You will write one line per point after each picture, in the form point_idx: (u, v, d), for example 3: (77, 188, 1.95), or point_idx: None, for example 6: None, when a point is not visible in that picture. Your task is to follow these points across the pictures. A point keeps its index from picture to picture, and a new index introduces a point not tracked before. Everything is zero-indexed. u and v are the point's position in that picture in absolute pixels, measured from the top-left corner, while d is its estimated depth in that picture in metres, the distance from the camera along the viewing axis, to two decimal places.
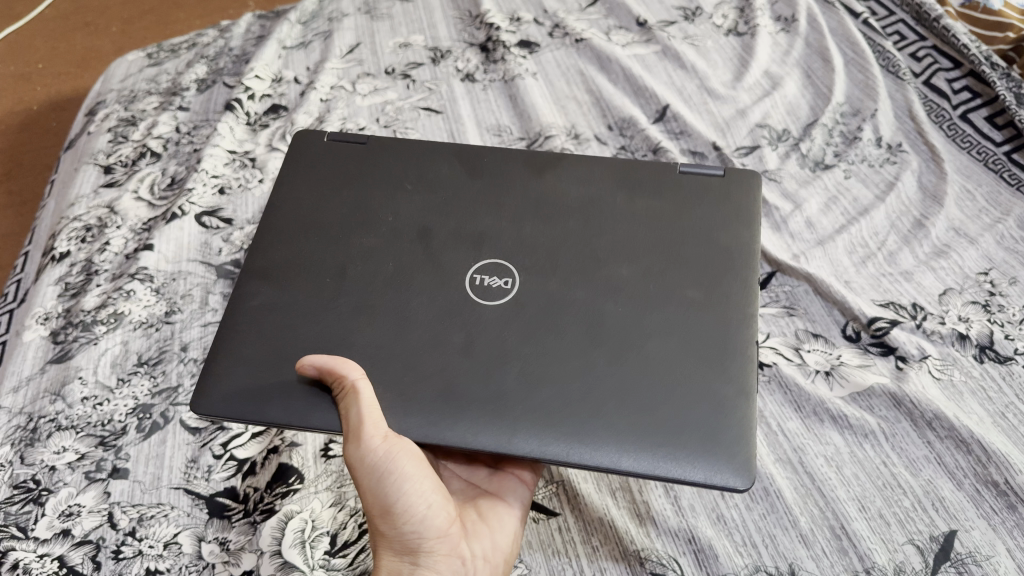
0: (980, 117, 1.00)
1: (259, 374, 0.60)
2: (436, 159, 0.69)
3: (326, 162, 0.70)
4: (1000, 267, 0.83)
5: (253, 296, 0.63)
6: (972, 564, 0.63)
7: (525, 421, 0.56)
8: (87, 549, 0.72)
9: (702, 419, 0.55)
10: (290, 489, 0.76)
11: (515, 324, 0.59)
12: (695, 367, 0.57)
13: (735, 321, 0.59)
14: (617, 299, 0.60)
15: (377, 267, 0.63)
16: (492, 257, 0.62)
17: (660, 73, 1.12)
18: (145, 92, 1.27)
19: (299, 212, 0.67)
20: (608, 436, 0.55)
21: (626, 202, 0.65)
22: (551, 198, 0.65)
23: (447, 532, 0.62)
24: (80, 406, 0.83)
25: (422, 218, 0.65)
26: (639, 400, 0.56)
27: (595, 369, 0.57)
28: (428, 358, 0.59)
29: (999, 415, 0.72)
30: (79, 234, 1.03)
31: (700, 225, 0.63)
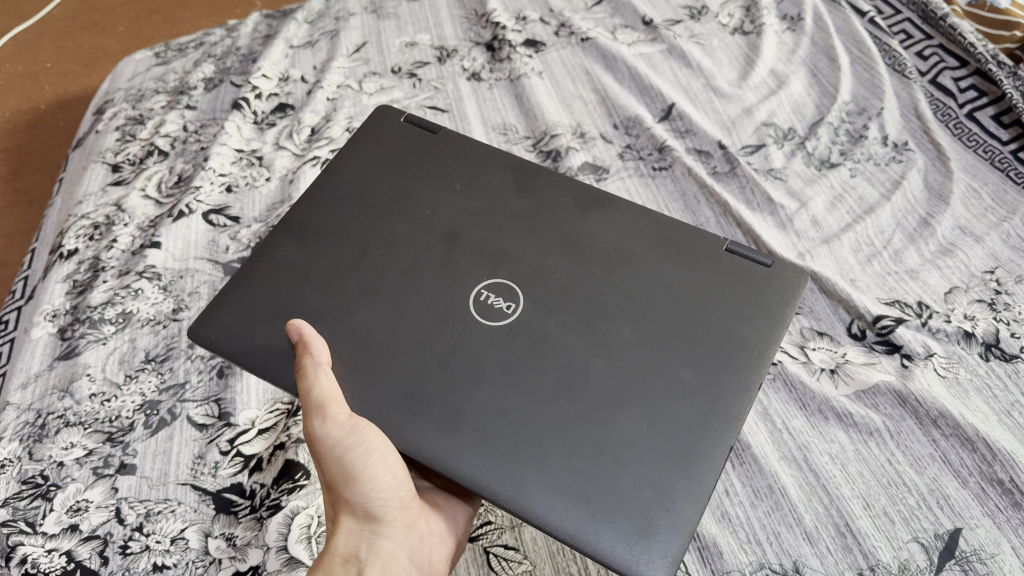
0: (986, 116, 1.00)
1: (256, 325, 0.62)
2: (492, 169, 0.68)
3: (393, 140, 0.71)
4: (1006, 266, 0.83)
5: (278, 249, 0.65)
6: (976, 562, 0.63)
7: (480, 446, 0.55)
8: (94, 544, 0.73)
9: (642, 508, 0.52)
10: (296, 485, 0.76)
11: (503, 350, 0.58)
12: (661, 458, 0.53)
13: (718, 421, 0.54)
14: (609, 355, 0.57)
15: (395, 258, 0.63)
16: (507, 276, 0.61)
17: (666, 71, 1.12)
18: (153, 91, 1.27)
19: (348, 179, 0.68)
20: (546, 493, 0.53)
21: (655, 255, 0.61)
22: (580, 231, 0.63)
23: (404, 508, 0.66)
24: (88, 403, 0.83)
25: (455, 222, 0.64)
26: (592, 469, 0.53)
27: (567, 415, 0.55)
28: (407, 362, 0.58)
29: (1004, 413, 0.72)
30: (88, 232, 1.04)
31: (718, 305, 0.59)
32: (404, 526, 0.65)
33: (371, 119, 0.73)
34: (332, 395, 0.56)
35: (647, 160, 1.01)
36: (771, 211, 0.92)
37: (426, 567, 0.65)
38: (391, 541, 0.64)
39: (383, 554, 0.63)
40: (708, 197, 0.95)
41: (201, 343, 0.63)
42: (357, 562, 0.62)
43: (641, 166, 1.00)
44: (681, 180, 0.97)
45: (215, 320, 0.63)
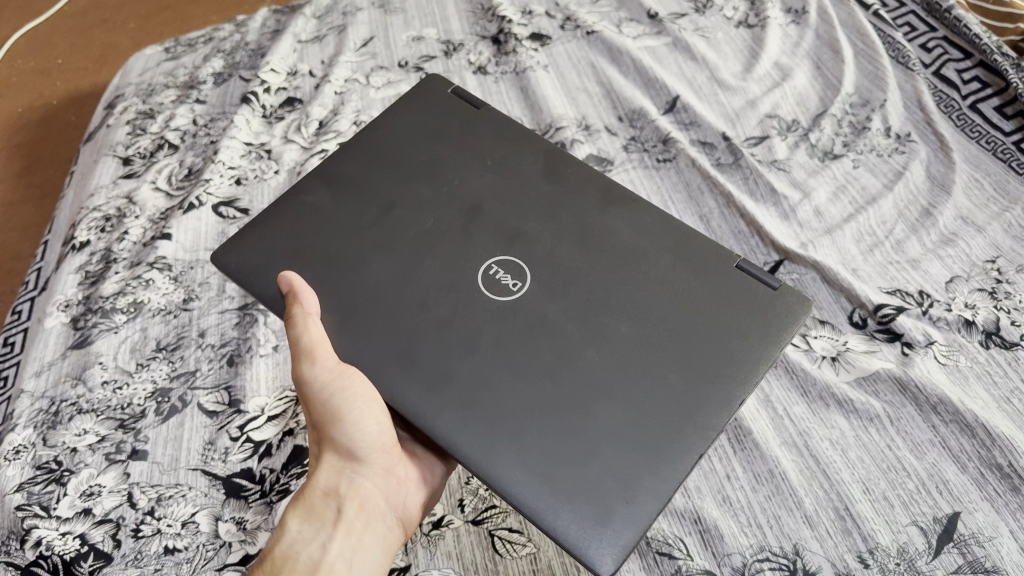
0: (990, 106, 1.00)
1: (276, 261, 0.67)
2: (524, 155, 0.71)
3: (439, 113, 0.75)
4: (1007, 255, 0.84)
5: (310, 194, 0.70)
6: (974, 545, 0.63)
7: (465, 407, 0.58)
8: (107, 528, 0.74)
9: (604, 493, 0.54)
10: (304, 470, 0.78)
11: (504, 322, 0.61)
12: (634, 451, 0.55)
13: (695, 426, 0.56)
14: (605, 344, 0.59)
15: (416, 222, 0.67)
16: (518, 256, 0.64)
17: (671, 64, 1.12)
18: (164, 85, 1.29)
19: (388, 140, 0.73)
20: (517, 460, 0.55)
21: (664, 257, 0.64)
22: (595, 225, 0.66)
23: (386, 453, 0.70)
24: (101, 390, 0.85)
25: (480, 199, 0.68)
26: (566, 448, 0.55)
27: (555, 392, 0.58)
28: (407, 322, 0.62)
29: (1004, 399, 0.72)
30: (99, 224, 1.05)
31: (715, 315, 0.60)
32: (383, 470, 0.70)
33: (424, 87, 0.77)
34: (319, 342, 0.61)
35: (652, 152, 1.02)
36: (774, 202, 0.92)
37: (401, 510, 0.69)
38: (370, 482, 0.69)
39: (361, 493, 0.68)
40: (712, 188, 0.95)
41: (222, 269, 0.68)
42: (336, 497, 0.67)
43: (646, 158, 1.01)
44: (685, 172, 0.98)
45: (242, 248, 0.68)
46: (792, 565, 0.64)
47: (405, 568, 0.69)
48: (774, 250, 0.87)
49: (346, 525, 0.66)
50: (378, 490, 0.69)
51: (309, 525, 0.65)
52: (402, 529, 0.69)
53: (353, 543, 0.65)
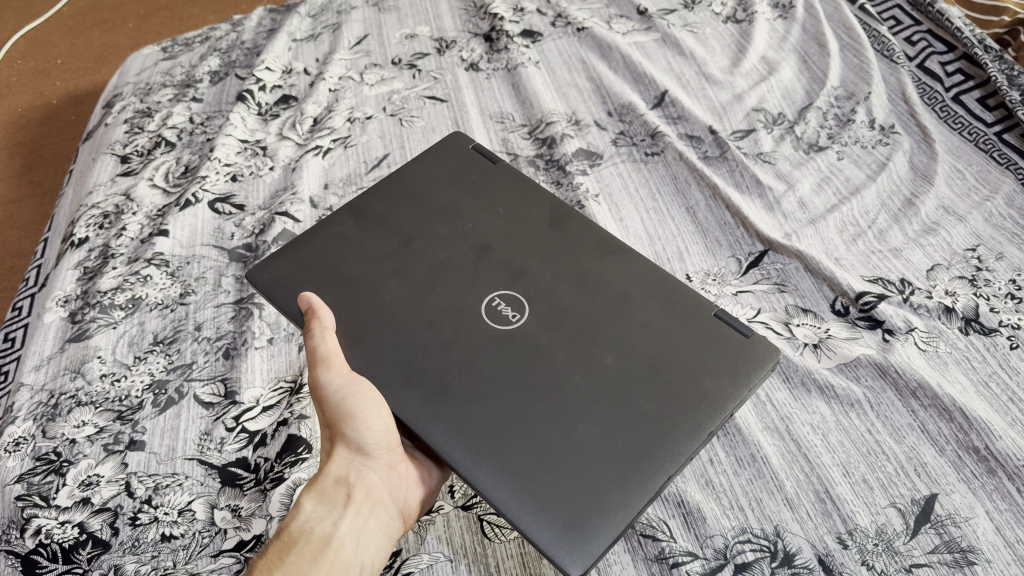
0: (972, 98, 1.02)
1: (301, 280, 0.71)
2: (533, 201, 0.74)
3: (458, 161, 0.79)
4: (987, 244, 0.85)
5: (336, 223, 0.74)
6: (951, 526, 0.65)
7: (457, 420, 0.60)
8: (105, 516, 0.76)
9: (577, 506, 0.55)
10: (298, 459, 0.78)
11: (501, 348, 0.63)
12: (609, 470, 0.57)
13: (669, 451, 0.57)
14: (593, 374, 0.61)
15: (428, 256, 0.71)
16: (518, 289, 0.67)
17: (660, 59, 1.14)
18: (161, 85, 1.31)
19: (411, 181, 0.77)
20: (499, 474, 0.58)
21: (655, 298, 0.66)
22: (593, 264, 0.68)
23: (392, 449, 0.71)
24: (99, 383, 0.87)
25: (488, 238, 0.71)
26: (547, 463, 0.57)
27: (543, 413, 0.60)
28: (410, 344, 0.65)
29: (982, 383, 0.74)
30: (98, 221, 1.07)
31: (698, 350, 0.62)
32: (388, 465, 0.71)
33: (449, 139, 0.82)
34: (332, 353, 0.64)
35: (640, 145, 1.03)
36: (759, 194, 0.94)
37: (404, 503, 0.70)
38: (376, 474, 0.70)
39: (368, 483, 0.69)
40: (699, 181, 0.97)
41: (254, 284, 0.73)
42: (345, 484, 0.69)
43: (634, 151, 1.02)
44: (673, 165, 0.99)
45: (269, 267, 0.72)
46: (773, 546, 0.65)
47: (396, 553, 0.70)
48: (758, 242, 0.89)
49: (354, 510, 0.68)
50: (383, 482, 0.70)
51: (319, 507, 0.67)
52: (403, 520, 0.70)
53: (359, 527, 0.67)
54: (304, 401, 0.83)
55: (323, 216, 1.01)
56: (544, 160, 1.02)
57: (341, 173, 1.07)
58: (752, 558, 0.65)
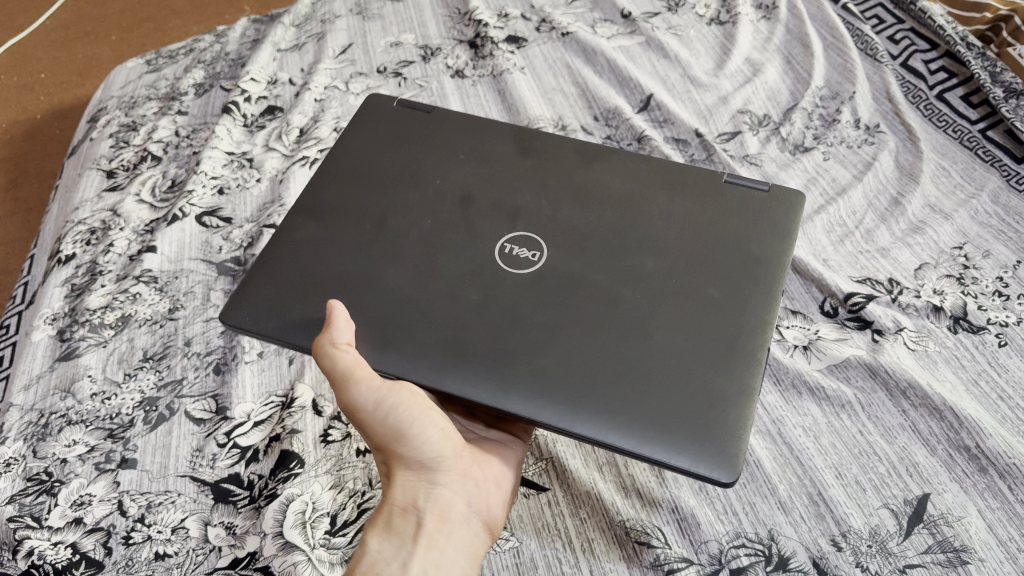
0: (956, 96, 1.03)
1: (290, 298, 0.66)
2: (494, 137, 0.74)
3: (390, 123, 0.76)
4: (974, 242, 0.86)
5: (298, 230, 0.69)
6: (943, 526, 0.65)
7: (533, 377, 0.59)
8: (98, 536, 0.75)
9: (699, 415, 0.56)
10: (291, 474, 0.77)
11: (538, 291, 0.63)
12: (707, 357, 0.59)
13: (752, 325, 0.60)
14: (636, 285, 0.63)
15: (414, 226, 0.68)
16: (526, 230, 0.67)
17: (645, 63, 1.14)
18: (145, 98, 1.30)
19: (357, 160, 0.74)
20: (603, 413, 0.57)
21: (665, 195, 0.68)
22: (589, 182, 0.69)
23: (458, 456, 0.67)
24: (90, 402, 0.86)
25: (469, 188, 0.70)
26: (645, 382, 0.58)
27: (610, 338, 0.60)
28: (442, 316, 0.63)
29: (971, 382, 0.74)
30: (84, 237, 1.06)
31: (729, 230, 0.66)
32: (460, 473, 0.66)
33: (367, 106, 0.79)
34: (357, 365, 0.60)
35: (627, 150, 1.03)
36: None
37: (485, 512, 0.66)
38: (449, 489, 0.65)
39: (440, 502, 0.64)
40: None
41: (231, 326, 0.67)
42: (415, 511, 0.63)
43: None
44: None
45: (246, 301, 0.67)
46: (767, 549, 0.65)
47: None
48: None
49: (427, 539, 0.62)
50: (459, 496, 0.65)
51: (389, 546, 0.62)
52: (488, 532, 0.66)
53: (435, 558, 0.62)
54: (296, 414, 0.82)
55: None
56: None
57: None
58: (747, 563, 0.65)
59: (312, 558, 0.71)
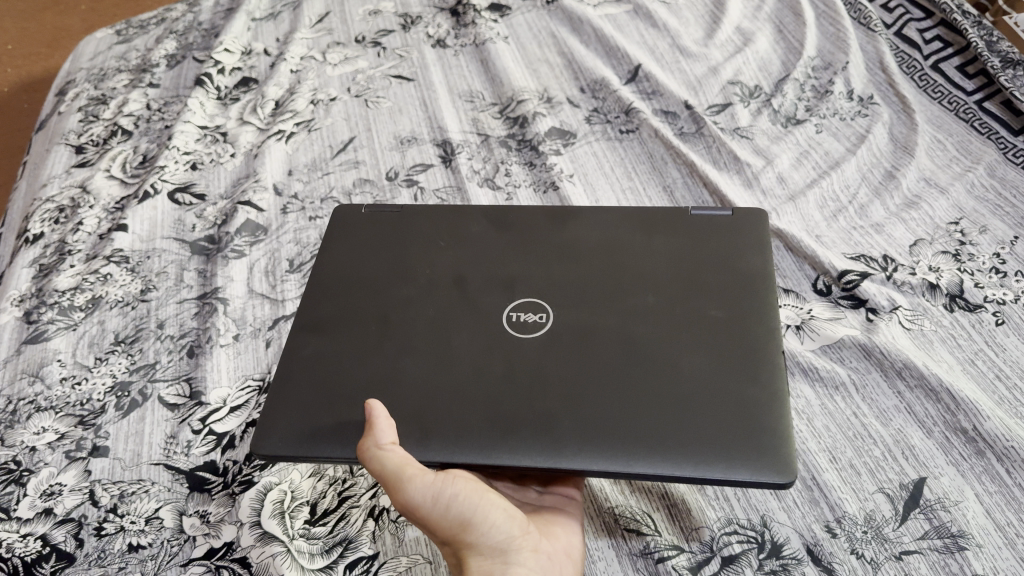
0: (952, 66, 1.00)
1: (315, 411, 0.62)
2: (467, 217, 0.73)
3: (362, 227, 0.75)
4: (971, 217, 0.84)
5: (301, 346, 0.66)
6: (940, 510, 0.63)
7: (577, 428, 0.57)
8: (69, 527, 0.72)
9: (749, 424, 0.56)
10: (268, 461, 0.75)
11: (556, 350, 0.62)
12: (738, 370, 0.59)
13: (768, 333, 0.61)
14: (648, 325, 0.62)
15: (416, 313, 0.66)
16: (527, 295, 0.65)
17: (632, 32, 1.12)
18: (115, 70, 1.26)
19: (340, 269, 0.71)
20: (657, 448, 0.56)
21: (645, 238, 0.69)
22: (573, 239, 0.70)
23: (527, 531, 0.58)
24: (60, 387, 0.83)
25: (459, 267, 0.69)
26: (686, 409, 0.57)
27: (636, 379, 0.59)
28: (468, 389, 0.60)
29: (969, 362, 0.72)
30: (53, 216, 1.03)
31: (717, 254, 0.67)
32: (533, 549, 0.57)
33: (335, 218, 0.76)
34: (406, 461, 0.55)
35: (615, 123, 1.00)
36: (737, 169, 0.91)
37: None
38: (525, 568, 0.56)
39: None
40: (675, 158, 0.93)
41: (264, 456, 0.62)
42: None
43: (609, 129, 0.99)
44: (648, 142, 0.96)
45: (269, 424, 0.62)
46: (760, 536, 0.63)
47: (373, 556, 0.68)
48: None
49: None
50: (535, 574, 0.56)
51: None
52: None
53: None
54: None
55: (287, 204, 0.99)
56: (516, 140, 0.99)
57: (305, 158, 1.04)
58: (739, 550, 0.63)
59: (292, 549, 0.68)
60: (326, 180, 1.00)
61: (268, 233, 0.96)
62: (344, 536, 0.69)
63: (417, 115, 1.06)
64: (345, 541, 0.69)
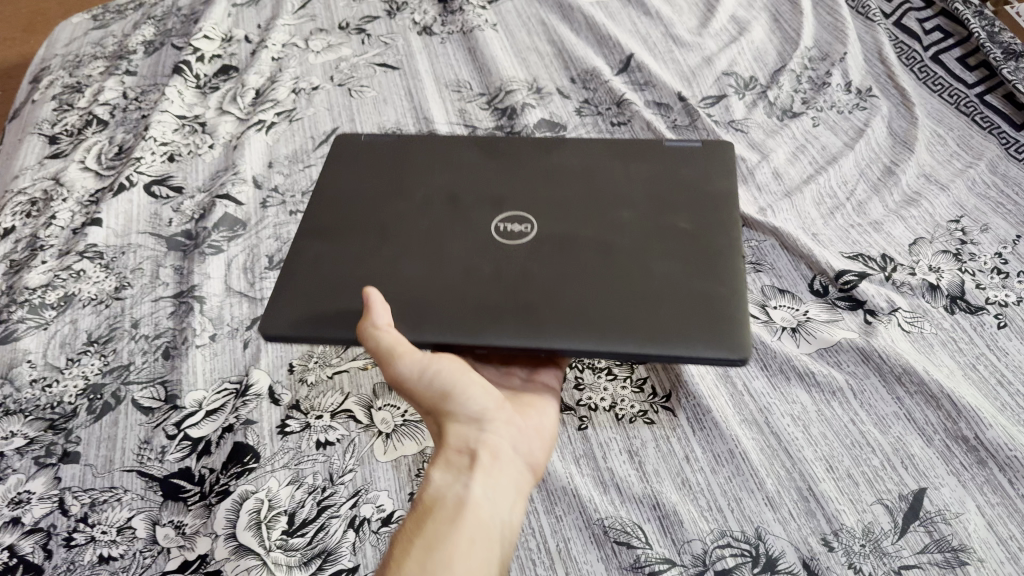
0: (953, 57, 0.97)
1: (319, 307, 0.64)
2: (458, 142, 0.75)
3: (362, 153, 0.76)
4: (972, 215, 0.81)
5: (305, 251, 0.68)
6: (941, 523, 0.60)
7: (556, 320, 0.60)
8: (37, 538, 0.69)
9: (717, 318, 0.59)
10: (245, 469, 0.71)
11: (539, 254, 0.64)
12: (704, 270, 0.62)
13: (731, 241, 0.64)
14: (624, 234, 0.65)
15: (411, 225, 0.68)
16: (514, 208, 0.68)
17: (624, 20, 1.09)
18: (91, 56, 1.22)
19: (340, 187, 0.72)
20: (629, 336, 0.59)
21: (623, 159, 0.71)
22: (556, 160, 0.72)
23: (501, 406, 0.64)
24: (30, 389, 0.80)
25: (451, 184, 0.71)
26: (656, 301, 0.60)
27: (611, 278, 0.62)
28: (459, 288, 0.63)
29: (970, 366, 0.70)
30: (24, 209, 0.99)
31: (690, 174, 0.70)
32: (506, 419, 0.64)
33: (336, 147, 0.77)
34: (398, 341, 0.59)
35: (606, 114, 0.97)
36: None
37: (533, 457, 0.63)
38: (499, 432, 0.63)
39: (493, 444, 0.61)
40: None
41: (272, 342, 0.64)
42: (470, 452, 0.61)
43: (600, 121, 0.96)
44: (640, 135, 0.93)
45: (279, 314, 0.64)
46: (755, 550, 0.61)
47: (354, 569, 0.65)
48: None
49: (483, 471, 0.59)
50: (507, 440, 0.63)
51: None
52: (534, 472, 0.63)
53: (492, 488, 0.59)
54: (251, 403, 0.76)
55: (267, 198, 0.96)
56: (503, 131, 0.96)
57: (286, 150, 1.01)
58: (733, 564, 0.60)
59: (268, 562, 0.65)
60: (307, 172, 0.98)
61: (247, 228, 0.93)
62: (324, 548, 0.66)
63: (402, 105, 1.03)
64: (325, 553, 0.66)
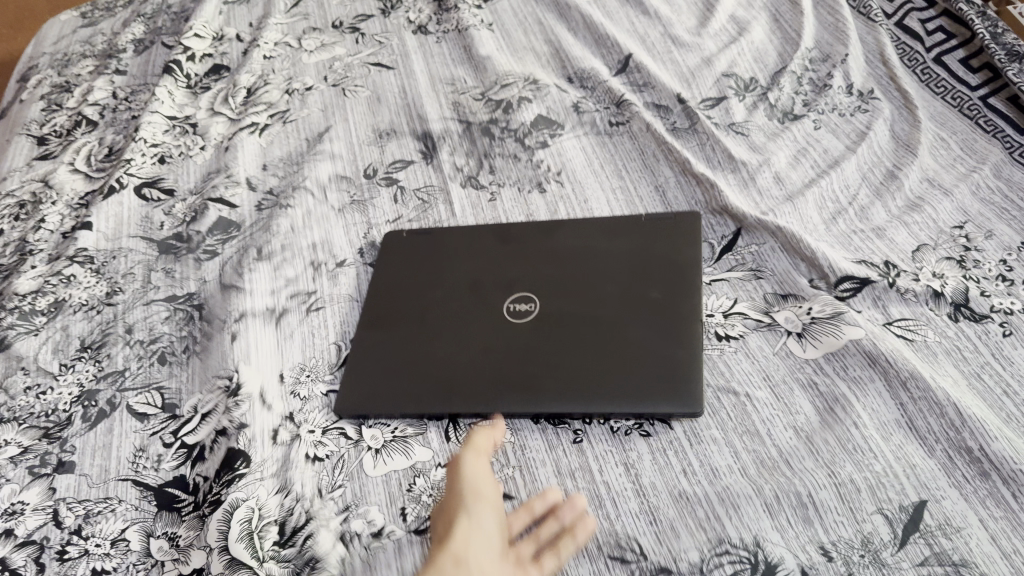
0: (955, 59, 0.96)
1: (372, 390, 0.70)
2: (478, 237, 0.81)
3: (403, 251, 0.82)
4: (975, 220, 0.80)
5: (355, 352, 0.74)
6: (941, 537, 0.58)
7: (553, 389, 0.65)
8: (30, 550, 0.68)
9: (678, 373, 0.63)
10: (235, 475, 0.67)
11: (539, 329, 0.69)
12: (675, 330, 0.66)
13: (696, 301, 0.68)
14: (605, 301, 0.69)
15: (441, 313, 0.74)
16: (520, 287, 0.73)
17: (622, 19, 1.08)
18: (81, 55, 1.21)
19: (383, 287, 0.79)
20: (608, 395, 0.63)
21: (612, 233, 0.76)
22: (552, 240, 0.77)
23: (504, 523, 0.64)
24: (23, 397, 0.79)
25: (471, 274, 0.77)
26: (631, 361, 0.64)
27: (594, 343, 0.66)
28: (478, 366, 0.68)
29: (974, 374, 0.68)
30: (13, 213, 0.98)
31: (668, 244, 0.74)
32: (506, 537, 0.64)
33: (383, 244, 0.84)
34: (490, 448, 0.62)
35: (604, 115, 0.96)
36: (731, 169, 0.88)
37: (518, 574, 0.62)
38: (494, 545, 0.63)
39: None
40: (668, 155, 0.89)
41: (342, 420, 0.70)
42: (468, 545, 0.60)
43: (598, 122, 0.95)
44: (638, 136, 0.92)
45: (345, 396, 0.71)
46: (753, 557, 0.60)
47: None
48: (731, 220, 0.84)
49: None
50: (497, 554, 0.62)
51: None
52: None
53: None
54: None
55: (262, 200, 0.94)
56: (500, 133, 0.95)
57: (278, 151, 0.99)
58: None
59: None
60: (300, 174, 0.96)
61: (241, 229, 0.91)
62: (317, 558, 0.62)
63: (397, 107, 1.01)
64: (317, 563, 0.62)
